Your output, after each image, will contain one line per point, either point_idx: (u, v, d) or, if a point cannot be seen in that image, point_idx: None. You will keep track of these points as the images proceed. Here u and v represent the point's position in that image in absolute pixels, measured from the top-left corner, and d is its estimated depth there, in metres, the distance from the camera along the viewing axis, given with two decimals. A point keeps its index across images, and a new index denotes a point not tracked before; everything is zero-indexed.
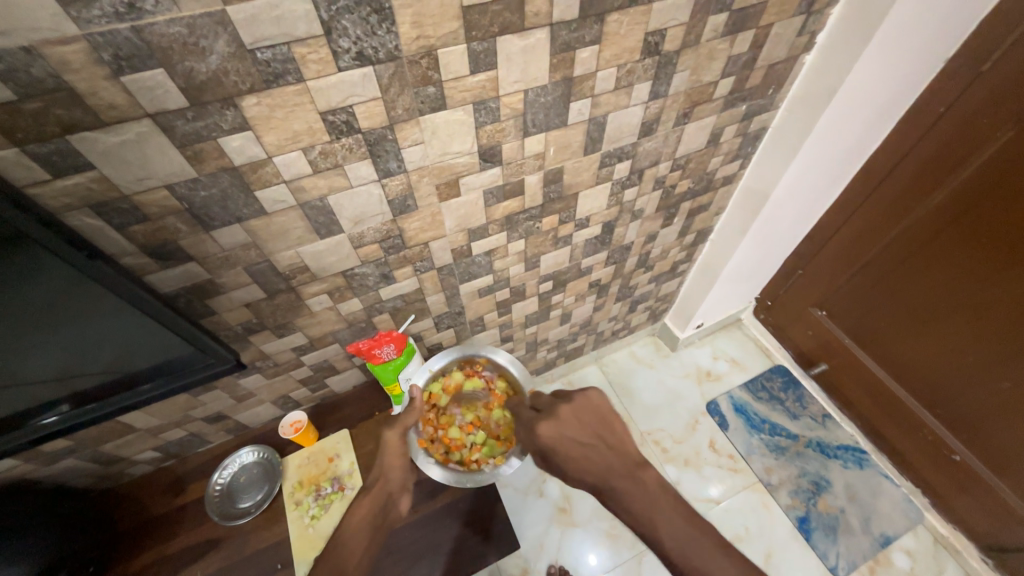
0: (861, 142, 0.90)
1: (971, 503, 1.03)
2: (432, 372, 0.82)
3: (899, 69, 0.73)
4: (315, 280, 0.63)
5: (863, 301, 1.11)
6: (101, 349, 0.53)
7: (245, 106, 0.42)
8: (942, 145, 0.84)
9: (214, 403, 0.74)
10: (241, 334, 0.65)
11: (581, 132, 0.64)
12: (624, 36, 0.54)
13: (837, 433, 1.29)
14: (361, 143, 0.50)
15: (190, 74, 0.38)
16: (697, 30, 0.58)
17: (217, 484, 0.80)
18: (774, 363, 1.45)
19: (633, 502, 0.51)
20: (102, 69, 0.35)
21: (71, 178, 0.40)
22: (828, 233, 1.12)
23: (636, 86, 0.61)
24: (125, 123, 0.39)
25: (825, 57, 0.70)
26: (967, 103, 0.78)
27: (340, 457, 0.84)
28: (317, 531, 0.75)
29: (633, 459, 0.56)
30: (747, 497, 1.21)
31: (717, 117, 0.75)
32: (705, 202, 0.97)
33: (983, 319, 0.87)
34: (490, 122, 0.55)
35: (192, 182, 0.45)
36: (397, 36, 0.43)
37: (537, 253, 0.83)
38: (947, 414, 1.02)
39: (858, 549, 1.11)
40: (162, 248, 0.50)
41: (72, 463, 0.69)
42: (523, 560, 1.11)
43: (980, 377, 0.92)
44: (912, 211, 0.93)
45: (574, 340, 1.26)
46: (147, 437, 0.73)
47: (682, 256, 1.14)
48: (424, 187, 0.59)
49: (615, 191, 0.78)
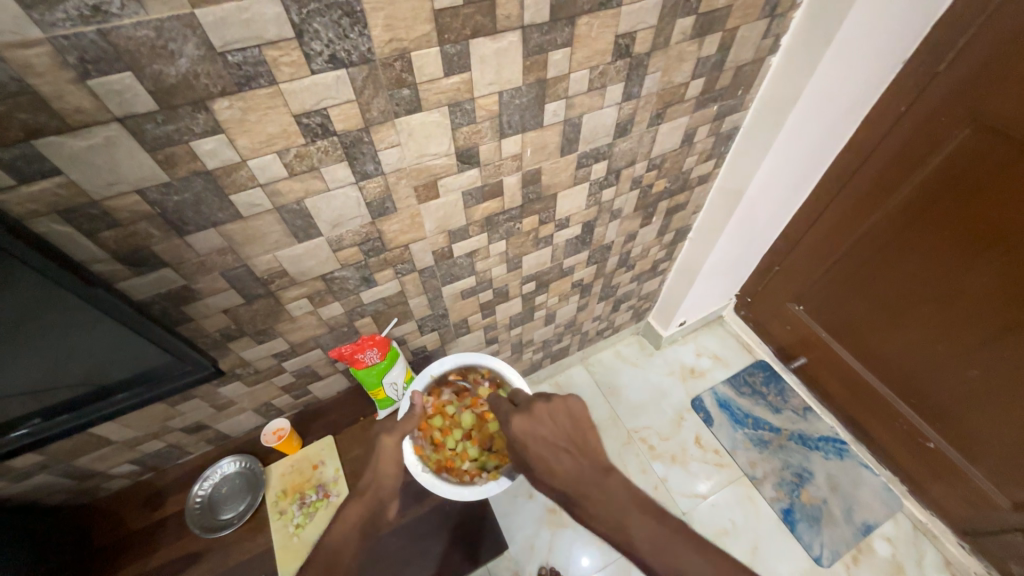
0: (829, 141, 0.93)
1: (946, 488, 1.07)
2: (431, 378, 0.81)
3: (862, 69, 0.76)
4: (295, 284, 0.63)
5: (837, 295, 1.15)
6: (74, 360, 0.52)
7: (217, 110, 0.42)
8: (904, 142, 0.87)
9: (193, 413, 0.73)
10: (219, 341, 0.64)
11: (557, 133, 0.65)
12: (595, 38, 0.55)
13: (817, 425, 1.32)
14: (337, 146, 0.50)
15: (158, 77, 0.38)
16: (666, 32, 0.60)
17: (198, 496, 0.78)
18: (756, 359, 1.48)
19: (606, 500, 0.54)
20: (67, 73, 0.35)
21: (38, 184, 0.40)
22: (802, 230, 1.16)
23: (609, 88, 0.63)
24: (92, 128, 0.38)
25: (790, 60, 0.73)
26: (926, 102, 0.81)
27: (325, 463, 0.84)
28: (301, 539, 0.76)
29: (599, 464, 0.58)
30: (732, 491, 1.22)
31: (690, 117, 0.77)
32: (683, 201, 0.99)
33: (951, 309, 0.90)
34: (466, 124, 0.56)
35: (164, 186, 0.45)
36: (369, 39, 0.43)
37: (518, 254, 0.83)
38: (920, 403, 1.05)
39: (840, 538, 1.14)
40: (134, 254, 0.49)
41: (43, 480, 0.67)
42: (513, 563, 1.10)
43: (949, 365, 0.95)
44: (879, 207, 0.97)
45: (559, 341, 1.27)
46: (123, 450, 0.71)
47: (663, 255, 1.16)
48: (403, 189, 0.59)
49: (593, 191, 0.80)
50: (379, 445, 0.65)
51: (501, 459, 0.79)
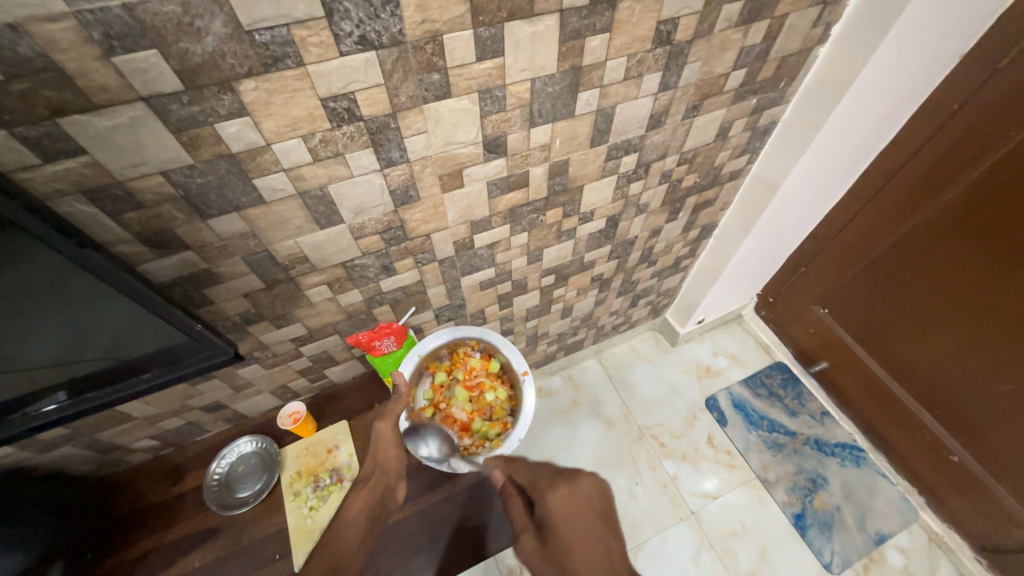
0: (871, 138, 0.89)
1: (966, 503, 1.04)
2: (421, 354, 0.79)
3: (915, 63, 0.71)
4: (314, 271, 0.62)
5: (866, 300, 1.11)
6: (97, 337, 0.52)
7: (243, 91, 0.40)
8: (953, 144, 0.82)
9: (212, 392, 0.74)
10: (238, 324, 0.64)
11: (588, 124, 0.62)
12: (635, 24, 0.52)
13: (835, 431, 1.30)
14: (363, 132, 0.48)
15: (184, 56, 0.36)
16: (711, 19, 0.56)
17: (215, 473, 0.80)
18: (774, 360, 1.44)
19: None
20: (92, 49, 0.33)
21: (62, 164, 0.39)
22: (835, 231, 1.11)
23: (645, 77, 0.60)
24: (117, 107, 0.37)
25: (839, 51, 0.69)
26: (982, 101, 0.76)
27: (339, 448, 0.84)
28: (315, 521, 0.75)
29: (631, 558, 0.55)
30: (743, 493, 1.21)
31: (726, 110, 0.73)
32: (711, 197, 0.95)
33: (988, 320, 0.86)
34: (495, 112, 0.54)
35: (188, 169, 0.44)
36: (401, 21, 0.41)
37: (539, 246, 0.81)
38: (946, 416, 1.02)
39: (852, 546, 1.12)
40: (157, 237, 0.48)
41: (67, 451, 0.68)
42: None
43: (981, 379, 0.91)
44: (919, 210, 0.92)
45: (575, 334, 1.25)
46: (144, 426, 0.73)
47: (686, 252, 1.13)
48: (428, 177, 0.57)
49: (620, 185, 0.77)
50: (378, 431, 0.65)
51: (502, 427, 0.80)
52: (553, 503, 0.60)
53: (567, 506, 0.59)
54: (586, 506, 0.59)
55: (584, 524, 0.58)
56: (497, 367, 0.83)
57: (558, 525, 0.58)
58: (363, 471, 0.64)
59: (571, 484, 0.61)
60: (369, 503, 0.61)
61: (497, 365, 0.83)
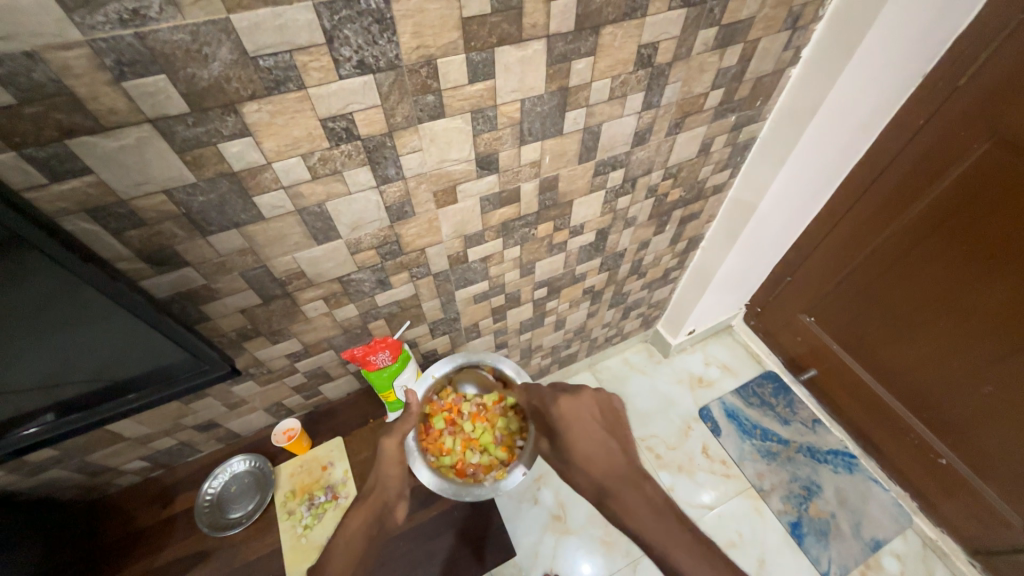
0: (845, 153, 0.93)
1: (958, 507, 1.05)
2: (434, 378, 0.83)
3: (882, 82, 0.76)
4: (311, 286, 0.63)
5: (849, 308, 1.14)
6: (92, 355, 0.53)
7: (246, 113, 0.42)
8: (923, 156, 0.87)
9: (206, 411, 0.73)
10: (235, 340, 0.65)
11: (576, 141, 0.65)
12: (618, 48, 0.56)
13: (827, 438, 1.31)
14: (360, 150, 0.50)
15: (191, 80, 0.38)
16: (688, 43, 0.60)
17: (208, 493, 0.79)
18: (765, 369, 1.46)
19: (655, 507, 0.52)
20: (104, 75, 0.35)
21: (68, 183, 0.40)
22: (815, 243, 1.15)
23: (629, 97, 0.63)
24: (125, 128, 0.39)
25: (809, 74, 0.73)
26: (947, 115, 0.81)
27: (334, 465, 0.84)
28: (310, 540, 0.76)
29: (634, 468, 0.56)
30: (739, 503, 1.21)
31: (708, 128, 0.76)
32: (696, 210, 0.98)
33: (966, 324, 0.89)
34: (487, 131, 0.56)
35: (191, 187, 0.45)
36: (397, 46, 0.44)
37: (532, 260, 0.83)
38: (932, 419, 1.04)
39: (849, 553, 1.12)
40: (157, 253, 0.49)
41: (56, 474, 0.67)
42: (518, 569, 1.09)
43: (963, 381, 0.94)
44: (894, 220, 0.96)
45: (568, 347, 1.26)
46: (136, 446, 0.72)
47: (674, 264, 1.16)
48: (422, 194, 0.59)
49: (608, 199, 0.80)
50: (380, 448, 0.65)
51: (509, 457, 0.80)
52: (563, 410, 0.65)
53: (575, 411, 0.64)
54: (590, 416, 0.62)
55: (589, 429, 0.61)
56: (510, 396, 0.84)
57: (569, 427, 0.62)
58: (360, 487, 0.63)
59: (579, 395, 0.65)
60: (366, 521, 0.60)
61: (511, 393, 0.85)
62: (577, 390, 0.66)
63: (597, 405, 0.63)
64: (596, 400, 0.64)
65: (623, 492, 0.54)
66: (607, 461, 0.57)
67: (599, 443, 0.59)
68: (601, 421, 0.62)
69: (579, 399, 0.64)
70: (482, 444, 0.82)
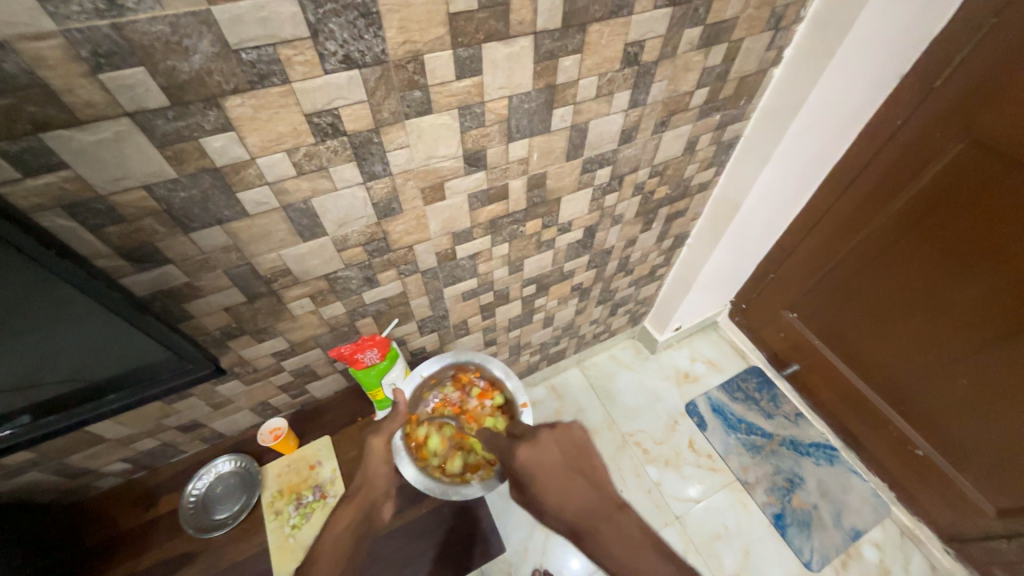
0: (826, 152, 0.95)
1: (933, 496, 1.09)
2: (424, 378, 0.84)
3: (862, 83, 0.78)
4: (298, 283, 0.62)
5: (830, 304, 1.17)
6: (69, 356, 0.52)
7: (229, 107, 0.41)
8: (901, 156, 0.89)
9: (190, 411, 0.72)
10: (219, 338, 0.64)
11: (563, 138, 0.65)
12: (605, 46, 0.56)
13: (809, 431, 1.34)
14: (346, 146, 0.50)
15: (171, 73, 0.37)
16: (674, 41, 0.61)
17: (192, 495, 0.78)
18: (749, 365, 1.49)
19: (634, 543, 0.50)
20: (80, 66, 0.34)
21: (43, 178, 0.39)
22: (798, 240, 1.18)
23: (616, 95, 0.63)
24: (102, 122, 0.38)
25: (792, 74, 0.74)
26: (923, 116, 0.83)
27: (322, 464, 0.83)
28: (297, 540, 0.75)
29: (608, 500, 0.54)
30: (725, 495, 1.23)
31: (693, 126, 0.77)
32: (682, 208, 1.00)
33: (941, 319, 0.92)
34: (474, 127, 0.56)
35: (172, 183, 0.44)
36: (383, 41, 0.43)
37: (520, 257, 0.84)
38: (909, 411, 1.07)
39: (830, 543, 1.15)
40: (138, 250, 0.48)
41: (33, 478, 0.65)
42: (507, 565, 1.10)
43: (938, 374, 0.97)
44: (872, 218, 0.99)
45: (557, 344, 1.27)
46: (116, 448, 0.70)
47: (661, 261, 1.17)
48: (409, 190, 0.59)
49: (596, 196, 0.80)
50: (367, 446, 0.64)
51: None
52: (523, 461, 0.58)
53: (540, 456, 0.58)
54: (554, 455, 0.58)
55: (558, 471, 0.57)
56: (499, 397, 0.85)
57: (535, 476, 0.56)
58: (349, 486, 0.63)
59: (540, 438, 0.60)
60: (355, 520, 0.59)
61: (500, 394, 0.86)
62: (537, 434, 0.61)
63: (556, 442, 0.60)
64: (555, 438, 0.60)
65: (603, 532, 0.51)
66: (581, 502, 0.54)
67: (570, 484, 0.55)
68: (564, 458, 0.58)
69: (538, 440, 0.60)
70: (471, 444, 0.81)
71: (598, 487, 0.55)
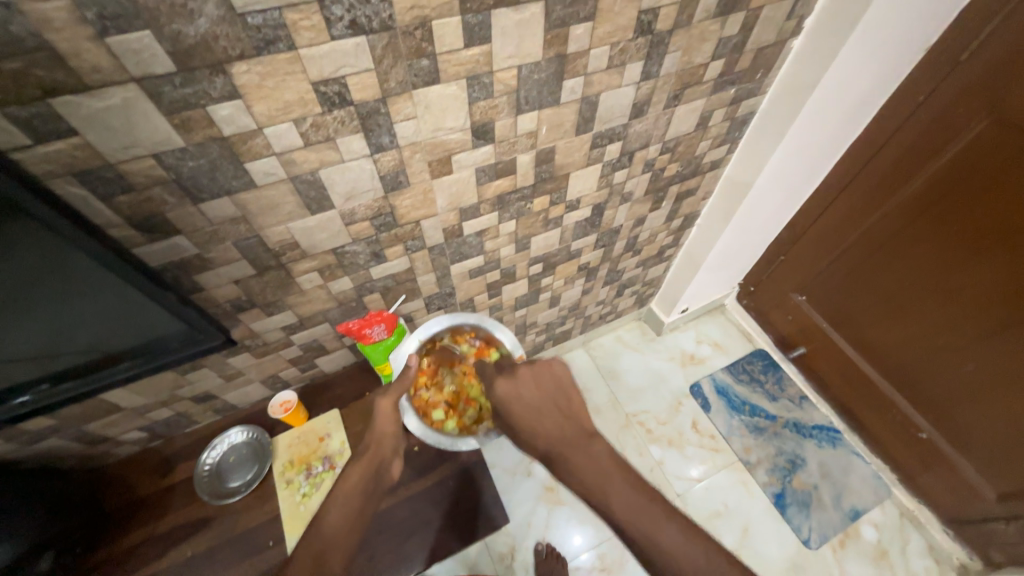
0: (843, 130, 0.92)
1: (936, 479, 1.09)
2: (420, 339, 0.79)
3: (883, 57, 0.75)
4: (306, 257, 0.62)
5: (840, 287, 1.15)
6: (85, 326, 0.53)
7: (235, 73, 0.41)
8: (920, 134, 0.86)
9: (202, 382, 0.73)
10: (229, 311, 0.65)
11: (573, 112, 0.64)
12: (617, 14, 0.54)
13: (813, 414, 1.34)
14: (353, 116, 0.49)
15: (177, 37, 0.37)
16: (689, 10, 0.59)
17: (206, 463, 0.80)
18: (755, 348, 1.49)
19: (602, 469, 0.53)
20: (86, 29, 0.34)
21: (54, 145, 0.39)
22: (809, 221, 1.15)
23: (628, 66, 0.62)
24: (109, 88, 0.38)
25: (811, 47, 0.72)
26: (946, 92, 0.80)
27: (330, 436, 0.85)
28: (308, 508, 0.77)
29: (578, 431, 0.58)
30: (727, 475, 1.25)
31: (706, 101, 0.75)
32: (693, 187, 0.98)
33: (954, 303, 0.90)
34: (483, 98, 0.55)
35: (180, 152, 0.44)
36: (391, 6, 0.42)
37: (527, 235, 0.83)
38: (916, 395, 1.07)
39: (829, 523, 1.17)
40: (148, 220, 0.49)
41: (54, 443, 0.68)
42: (510, 538, 1.13)
43: (947, 358, 0.96)
44: (888, 199, 0.97)
45: (563, 323, 1.27)
46: (133, 417, 0.72)
47: (669, 241, 1.16)
48: (417, 163, 0.58)
49: (605, 173, 0.79)
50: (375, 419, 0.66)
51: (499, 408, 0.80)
52: (500, 393, 0.64)
53: (515, 389, 0.63)
54: (528, 389, 0.63)
55: (540, 405, 0.61)
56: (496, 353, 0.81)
57: (510, 407, 0.62)
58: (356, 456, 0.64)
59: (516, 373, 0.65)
60: None
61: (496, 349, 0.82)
62: (514, 369, 0.66)
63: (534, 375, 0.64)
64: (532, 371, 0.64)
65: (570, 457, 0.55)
66: (553, 431, 0.58)
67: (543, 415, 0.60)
68: (540, 391, 0.62)
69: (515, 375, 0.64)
70: (472, 399, 0.80)
71: (568, 418, 0.59)
